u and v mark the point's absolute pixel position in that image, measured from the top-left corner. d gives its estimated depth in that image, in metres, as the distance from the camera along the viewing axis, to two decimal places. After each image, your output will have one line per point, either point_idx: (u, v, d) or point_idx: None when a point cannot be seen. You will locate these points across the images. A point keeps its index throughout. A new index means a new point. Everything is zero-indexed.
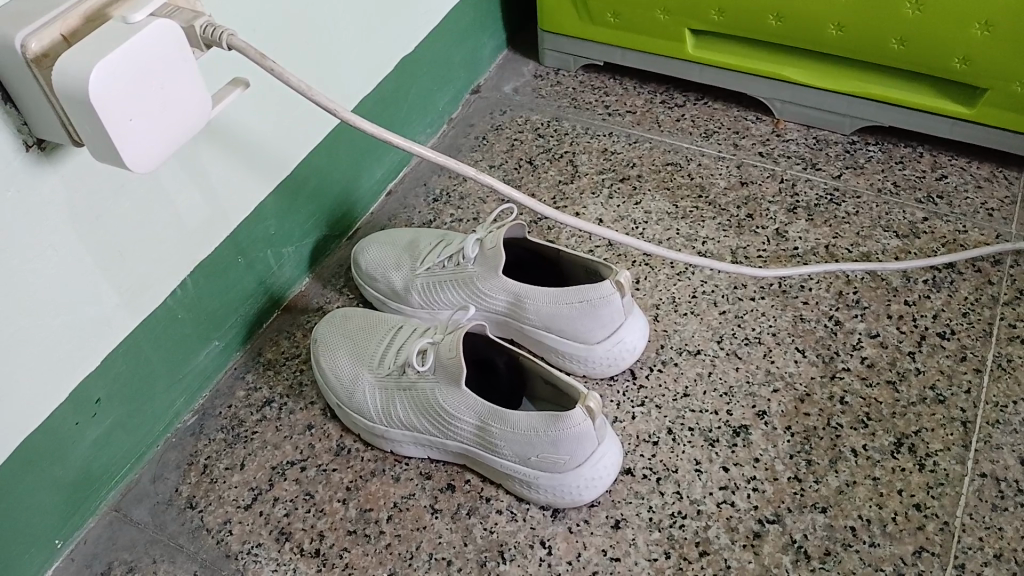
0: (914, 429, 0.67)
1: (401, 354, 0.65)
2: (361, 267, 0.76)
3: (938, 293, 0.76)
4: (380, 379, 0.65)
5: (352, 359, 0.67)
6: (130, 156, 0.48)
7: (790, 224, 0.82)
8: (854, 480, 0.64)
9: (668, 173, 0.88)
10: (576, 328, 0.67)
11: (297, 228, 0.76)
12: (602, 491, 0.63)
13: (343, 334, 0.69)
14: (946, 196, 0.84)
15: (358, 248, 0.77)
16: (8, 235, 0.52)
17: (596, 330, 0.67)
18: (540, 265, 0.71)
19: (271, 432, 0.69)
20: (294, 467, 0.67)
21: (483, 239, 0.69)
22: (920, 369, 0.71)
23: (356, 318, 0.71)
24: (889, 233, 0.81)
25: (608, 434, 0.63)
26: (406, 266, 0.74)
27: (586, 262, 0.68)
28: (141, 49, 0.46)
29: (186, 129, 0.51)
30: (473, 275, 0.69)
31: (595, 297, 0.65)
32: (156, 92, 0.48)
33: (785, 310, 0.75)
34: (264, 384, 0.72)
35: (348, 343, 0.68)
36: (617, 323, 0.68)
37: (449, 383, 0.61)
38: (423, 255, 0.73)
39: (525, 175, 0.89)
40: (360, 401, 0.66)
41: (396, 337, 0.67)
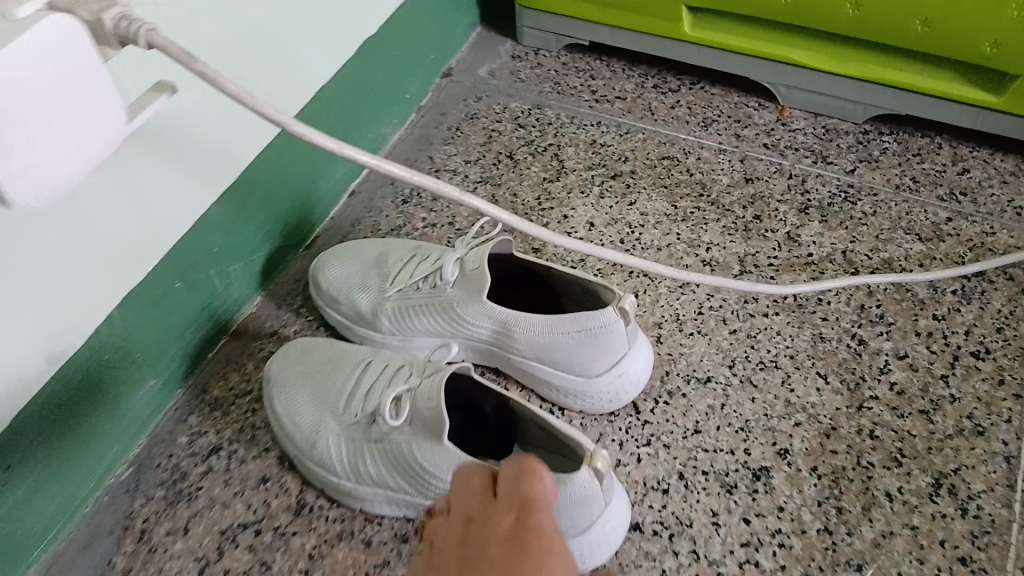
0: (952, 467, 0.60)
1: (372, 398, 0.55)
2: (321, 286, 0.65)
3: (969, 305, 0.68)
4: (347, 429, 0.56)
5: (313, 404, 0.57)
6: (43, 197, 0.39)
7: (803, 227, 0.74)
8: (891, 530, 0.57)
9: (664, 168, 0.79)
10: (576, 360, 0.58)
11: (246, 244, 0.66)
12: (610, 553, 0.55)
13: (302, 372, 0.59)
14: (969, 193, 0.76)
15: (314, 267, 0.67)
16: None
17: (599, 361, 0.58)
18: (528, 283, 0.61)
19: (219, 489, 0.60)
20: (247, 531, 0.58)
21: (464, 258, 0.60)
22: (955, 396, 0.63)
23: (318, 350, 0.61)
24: (911, 236, 0.73)
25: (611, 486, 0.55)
26: (373, 288, 0.63)
27: (583, 281, 0.58)
28: (15, 79, 0.35)
29: (87, 156, 0.40)
30: (453, 299, 0.60)
31: (598, 325, 0.56)
32: (50, 109, 0.37)
33: (803, 328, 0.67)
34: (210, 428, 0.63)
35: (308, 383, 0.59)
36: (622, 352, 0.58)
37: (428, 439, 0.52)
38: (392, 274, 0.63)
39: (505, 171, 0.79)
40: (325, 452, 0.56)
41: (363, 376, 0.57)
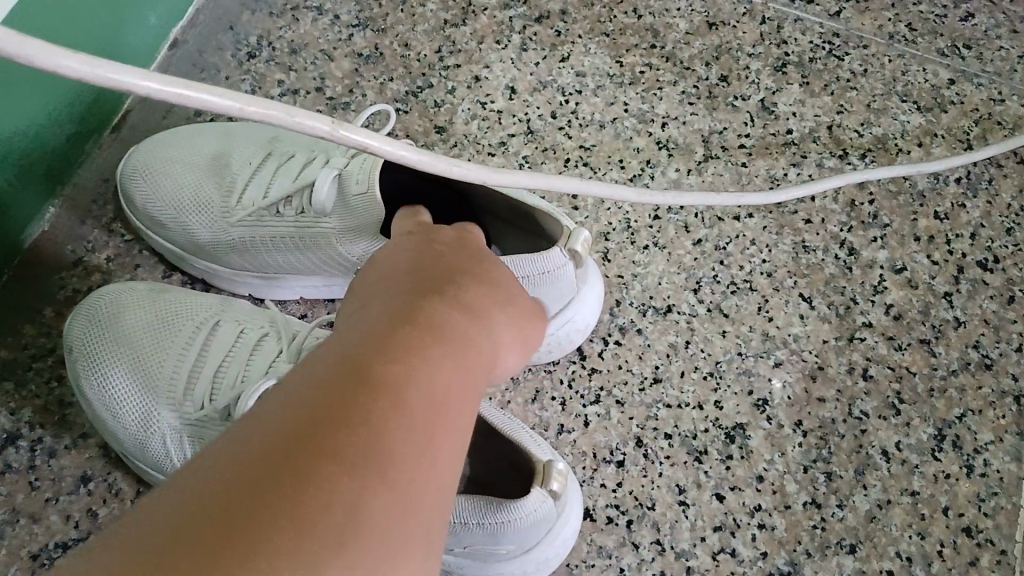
0: (957, 413, 0.50)
1: (224, 390, 0.41)
2: (138, 205, 0.47)
3: (976, 199, 0.56)
4: (190, 424, 0.42)
5: (139, 387, 0.42)
6: None
7: (780, 91, 0.58)
8: (888, 498, 0.47)
9: (604, 8, 0.60)
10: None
11: (20, 139, 0.44)
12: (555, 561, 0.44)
13: (119, 341, 0.44)
14: (975, 45, 0.61)
15: (127, 170, 0.48)
16: None
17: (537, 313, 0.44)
18: (435, 199, 0.44)
19: (22, 496, 0.44)
20: (68, 554, 0.43)
21: (343, 174, 0.42)
22: (960, 320, 0.52)
23: (139, 306, 0.45)
24: (907, 105, 0.59)
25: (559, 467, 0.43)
26: (214, 209, 0.46)
27: (514, 204, 0.42)
28: None
29: None
30: (331, 232, 0.44)
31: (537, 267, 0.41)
32: None
33: (783, 235, 0.53)
34: (1, 409, 0.45)
35: (128, 359, 0.43)
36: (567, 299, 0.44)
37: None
38: (241, 190, 0.46)
39: (392, 12, 0.59)
40: (159, 457, 0.42)
41: (210, 354, 0.43)
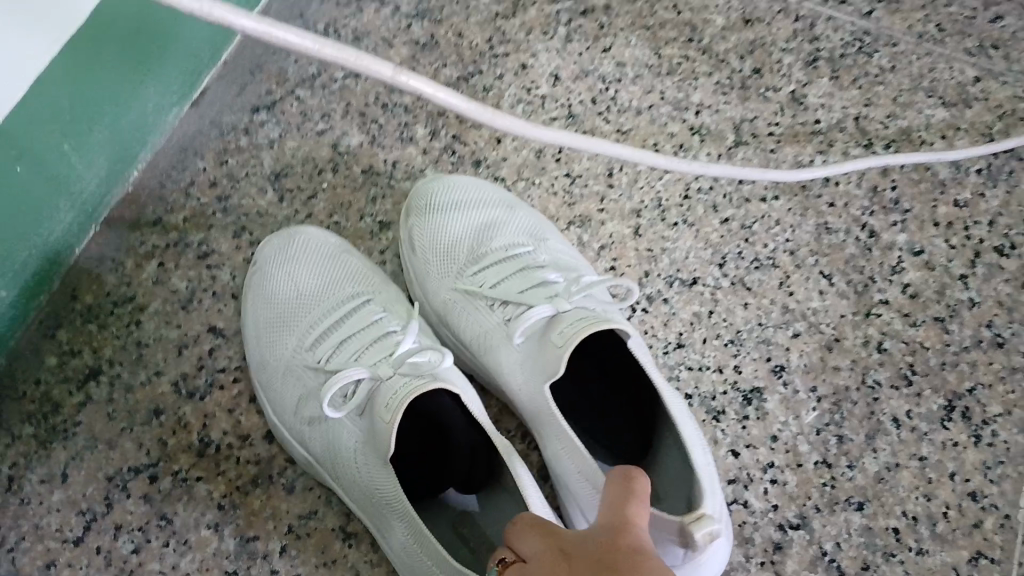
0: (968, 386, 0.52)
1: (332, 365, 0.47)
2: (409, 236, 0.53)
3: (995, 189, 0.58)
4: (293, 385, 0.47)
5: (265, 338, 0.49)
6: None
7: (810, 84, 0.61)
8: (897, 462, 0.50)
9: (647, 2, 0.64)
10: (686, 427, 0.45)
11: (111, 104, 0.49)
12: None
13: (260, 293, 0.50)
14: (1004, 45, 0.64)
15: (462, 188, 0.54)
16: None
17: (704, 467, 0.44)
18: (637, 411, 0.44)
19: (101, 425, 0.48)
20: (140, 477, 0.47)
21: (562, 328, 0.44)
22: (974, 301, 0.55)
23: (281, 267, 0.51)
24: (933, 100, 0.62)
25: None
26: (450, 276, 0.51)
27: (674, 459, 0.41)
28: None
29: None
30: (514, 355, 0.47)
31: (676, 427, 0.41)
32: None
33: (806, 217, 0.57)
34: (85, 346, 0.50)
35: (269, 311, 0.50)
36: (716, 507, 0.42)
37: (370, 446, 0.43)
38: (477, 277, 0.50)
39: (446, 3, 0.63)
40: (274, 392, 0.48)
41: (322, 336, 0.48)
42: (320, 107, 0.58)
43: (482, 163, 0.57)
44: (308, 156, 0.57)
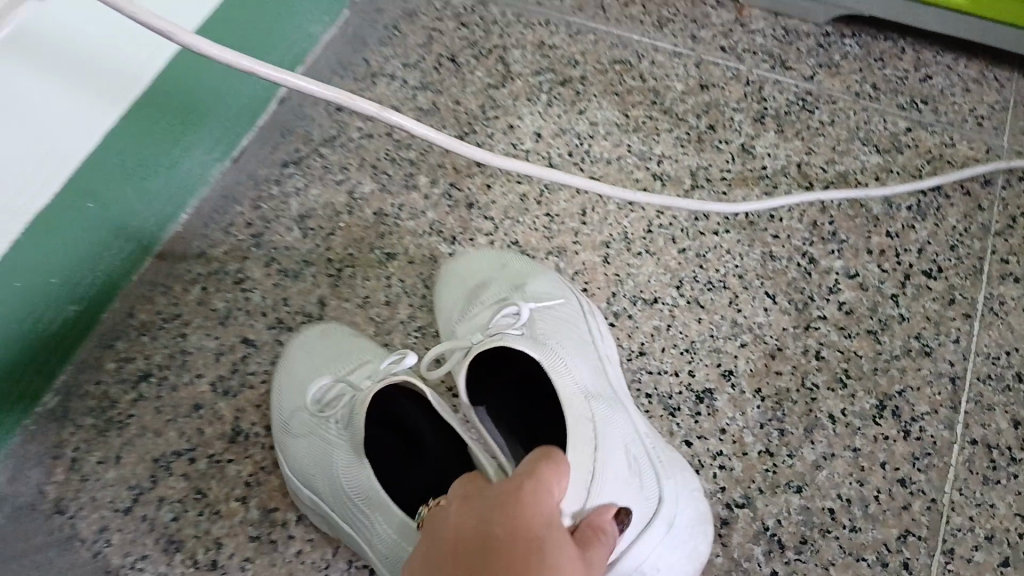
0: (897, 389, 0.59)
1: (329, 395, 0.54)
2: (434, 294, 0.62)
3: (924, 222, 0.66)
4: (299, 418, 0.55)
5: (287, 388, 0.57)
6: None
7: (758, 137, 0.71)
8: (832, 452, 0.57)
9: (616, 73, 0.75)
10: (613, 443, 0.46)
11: (164, 159, 0.61)
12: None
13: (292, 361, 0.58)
14: (931, 101, 0.73)
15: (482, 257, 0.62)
16: None
17: (630, 484, 0.46)
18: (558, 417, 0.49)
19: (150, 417, 0.58)
20: (181, 459, 0.57)
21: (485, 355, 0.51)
22: (904, 316, 0.62)
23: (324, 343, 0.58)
24: (868, 148, 0.71)
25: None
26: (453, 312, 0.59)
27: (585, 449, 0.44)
28: None
29: None
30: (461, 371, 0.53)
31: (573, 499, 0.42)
32: None
33: (753, 247, 0.65)
34: (139, 354, 0.61)
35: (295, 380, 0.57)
36: (637, 527, 0.46)
37: (347, 447, 0.50)
38: (471, 304, 0.58)
39: (446, 77, 0.75)
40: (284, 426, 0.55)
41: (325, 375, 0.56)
42: (338, 162, 0.69)
43: (474, 206, 0.67)
44: (327, 202, 0.67)
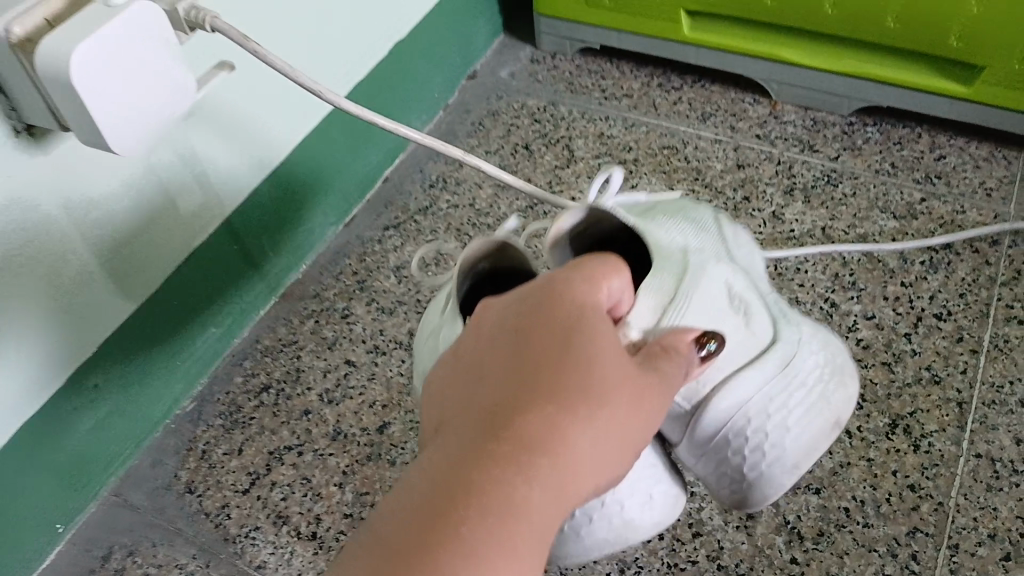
0: (909, 410, 0.67)
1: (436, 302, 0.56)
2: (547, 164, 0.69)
3: (936, 274, 0.75)
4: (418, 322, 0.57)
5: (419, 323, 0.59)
6: (134, 144, 0.49)
7: (787, 206, 0.82)
8: (849, 461, 0.65)
9: (664, 156, 0.88)
10: (713, 272, 0.52)
11: (293, 215, 0.77)
12: (801, 454, 0.52)
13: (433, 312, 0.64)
14: (944, 176, 0.84)
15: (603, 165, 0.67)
16: (11, 230, 0.52)
17: (730, 314, 0.51)
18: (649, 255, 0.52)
19: (268, 418, 0.71)
20: (291, 452, 0.69)
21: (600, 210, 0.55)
22: (916, 350, 0.70)
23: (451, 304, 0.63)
24: (886, 214, 0.81)
25: (769, 474, 0.51)
26: None
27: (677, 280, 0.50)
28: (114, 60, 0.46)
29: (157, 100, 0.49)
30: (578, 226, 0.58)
31: (659, 314, 0.48)
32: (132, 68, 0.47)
33: (781, 292, 0.75)
34: (261, 370, 0.74)
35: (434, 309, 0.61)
36: (741, 360, 0.51)
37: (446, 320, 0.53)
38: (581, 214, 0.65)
39: (521, 161, 0.90)
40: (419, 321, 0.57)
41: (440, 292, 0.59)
42: (430, 225, 0.83)
43: None
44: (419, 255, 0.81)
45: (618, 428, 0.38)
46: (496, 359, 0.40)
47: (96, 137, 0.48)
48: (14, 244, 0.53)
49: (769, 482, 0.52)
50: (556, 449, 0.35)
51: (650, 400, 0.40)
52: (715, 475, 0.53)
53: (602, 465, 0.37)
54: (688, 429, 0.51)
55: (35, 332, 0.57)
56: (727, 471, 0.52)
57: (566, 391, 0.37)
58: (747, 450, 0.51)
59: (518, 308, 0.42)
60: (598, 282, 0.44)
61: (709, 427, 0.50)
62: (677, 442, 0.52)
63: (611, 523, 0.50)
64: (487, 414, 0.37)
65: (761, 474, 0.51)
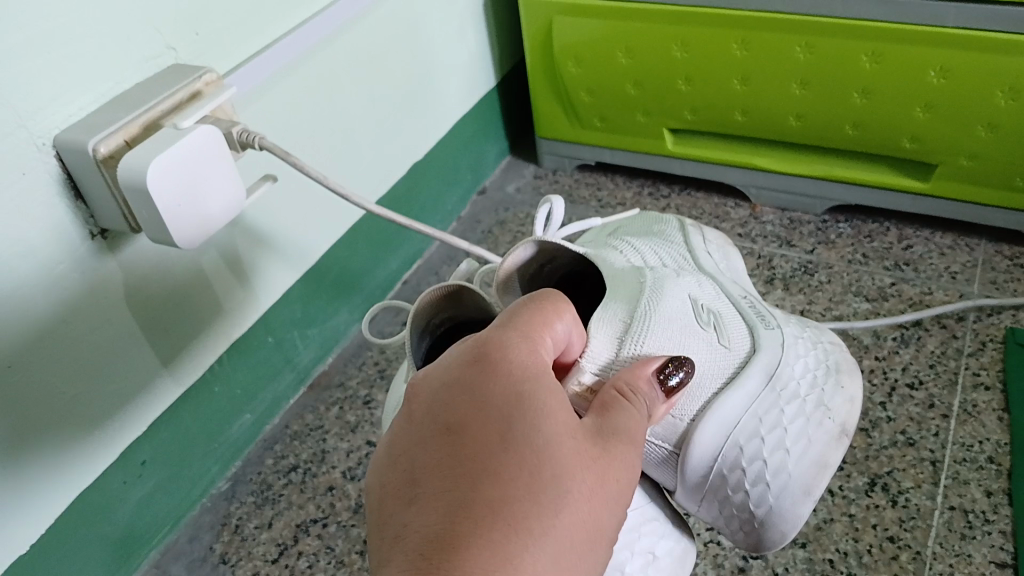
0: (886, 470, 0.72)
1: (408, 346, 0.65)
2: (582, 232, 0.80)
3: (907, 348, 0.82)
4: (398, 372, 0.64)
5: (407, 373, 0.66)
6: (193, 238, 0.59)
7: (768, 293, 0.90)
8: (832, 517, 0.69)
9: None
10: (675, 295, 0.60)
11: (321, 312, 0.86)
12: (808, 468, 0.54)
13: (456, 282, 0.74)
14: (911, 263, 0.91)
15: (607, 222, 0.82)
16: (86, 317, 0.60)
17: (699, 331, 0.58)
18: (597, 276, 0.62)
19: (297, 494, 0.78)
20: (317, 524, 0.75)
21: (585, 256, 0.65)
22: (891, 417, 0.76)
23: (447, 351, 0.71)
24: (859, 297, 0.88)
25: (778, 507, 0.54)
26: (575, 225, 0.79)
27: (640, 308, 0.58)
28: (178, 169, 0.56)
29: (212, 201, 0.60)
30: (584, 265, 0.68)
31: (617, 344, 0.55)
32: (190, 175, 0.57)
33: None
34: (290, 453, 0.81)
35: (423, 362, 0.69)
36: (724, 376, 0.56)
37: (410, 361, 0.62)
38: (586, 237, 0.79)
39: None
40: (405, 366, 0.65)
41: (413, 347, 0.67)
42: None
43: None
44: None
45: (567, 527, 0.39)
46: (434, 462, 0.41)
47: (163, 235, 0.58)
48: (88, 330, 0.61)
49: (782, 515, 0.54)
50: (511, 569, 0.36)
51: (601, 489, 0.42)
52: (723, 518, 0.56)
53: (558, 575, 0.38)
54: (679, 474, 0.55)
55: (98, 411, 0.64)
56: (733, 510, 0.55)
57: (511, 505, 0.38)
58: (748, 483, 0.54)
59: (448, 398, 0.43)
60: (532, 349, 0.46)
61: (700, 465, 0.53)
62: (675, 490, 0.57)
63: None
64: (432, 528, 0.38)
65: (770, 508, 0.54)
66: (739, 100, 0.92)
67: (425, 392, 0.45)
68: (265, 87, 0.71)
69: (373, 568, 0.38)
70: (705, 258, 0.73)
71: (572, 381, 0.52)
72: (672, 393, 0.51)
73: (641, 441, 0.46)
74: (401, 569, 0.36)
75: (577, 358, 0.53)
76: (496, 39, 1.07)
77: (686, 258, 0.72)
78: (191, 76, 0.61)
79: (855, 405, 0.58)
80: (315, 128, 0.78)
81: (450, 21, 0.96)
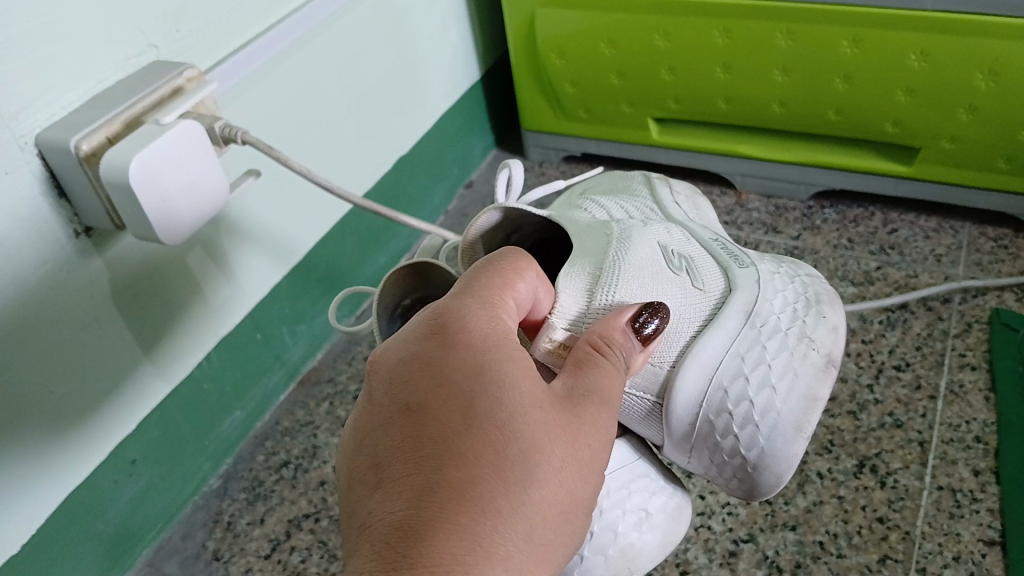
0: (875, 451, 0.73)
1: None
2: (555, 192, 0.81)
3: (893, 331, 0.83)
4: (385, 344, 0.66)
5: None
6: (178, 236, 0.59)
7: None
8: (821, 500, 0.70)
9: None
10: (644, 243, 0.61)
11: (310, 308, 0.86)
12: (797, 404, 0.55)
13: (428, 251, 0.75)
14: (896, 246, 0.92)
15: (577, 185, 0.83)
16: (73, 317, 0.60)
17: (672, 277, 0.58)
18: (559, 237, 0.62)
19: (288, 489, 0.78)
20: (308, 519, 0.75)
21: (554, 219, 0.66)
22: (879, 399, 0.77)
23: None
24: (845, 282, 0.89)
25: (770, 448, 0.54)
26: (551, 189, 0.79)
27: (607, 260, 0.58)
28: (161, 166, 0.56)
29: (198, 198, 0.60)
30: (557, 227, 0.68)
31: (588, 296, 0.55)
32: (173, 171, 0.57)
33: None
34: (281, 449, 0.81)
35: None
36: (699, 318, 0.56)
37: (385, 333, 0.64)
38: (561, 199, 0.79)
39: None
40: None
41: None
42: None
43: None
44: None
45: (533, 501, 0.40)
46: (398, 445, 0.41)
47: (145, 227, 0.57)
48: (75, 330, 0.61)
49: (775, 455, 0.54)
50: (477, 552, 0.37)
51: (570, 459, 0.42)
52: (716, 466, 0.57)
53: (525, 549, 0.39)
54: (666, 425, 0.55)
55: (87, 410, 0.64)
56: (725, 456, 0.55)
57: (475, 486, 0.39)
58: (737, 427, 0.54)
59: (409, 379, 0.43)
60: (494, 317, 0.46)
61: (686, 412, 0.54)
62: (664, 444, 0.58)
63: (605, 555, 0.55)
64: (398, 520, 0.38)
65: (762, 450, 0.54)
66: (723, 89, 0.92)
67: (387, 372, 0.45)
68: (249, 83, 0.70)
69: (345, 561, 0.38)
70: (672, 208, 0.73)
71: (544, 339, 0.52)
72: (649, 343, 0.51)
73: (615, 400, 0.46)
74: (369, 564, 0.36)
75: (547, 314, 0.53)
76: (480, 33, 1.07)
77: (652, 208, 0.72)
78: (173, 73, 0.61)
79: (838, 332, 0.59)
80: (301, 124, 0.78)
81: (433, 16, 0.96)
